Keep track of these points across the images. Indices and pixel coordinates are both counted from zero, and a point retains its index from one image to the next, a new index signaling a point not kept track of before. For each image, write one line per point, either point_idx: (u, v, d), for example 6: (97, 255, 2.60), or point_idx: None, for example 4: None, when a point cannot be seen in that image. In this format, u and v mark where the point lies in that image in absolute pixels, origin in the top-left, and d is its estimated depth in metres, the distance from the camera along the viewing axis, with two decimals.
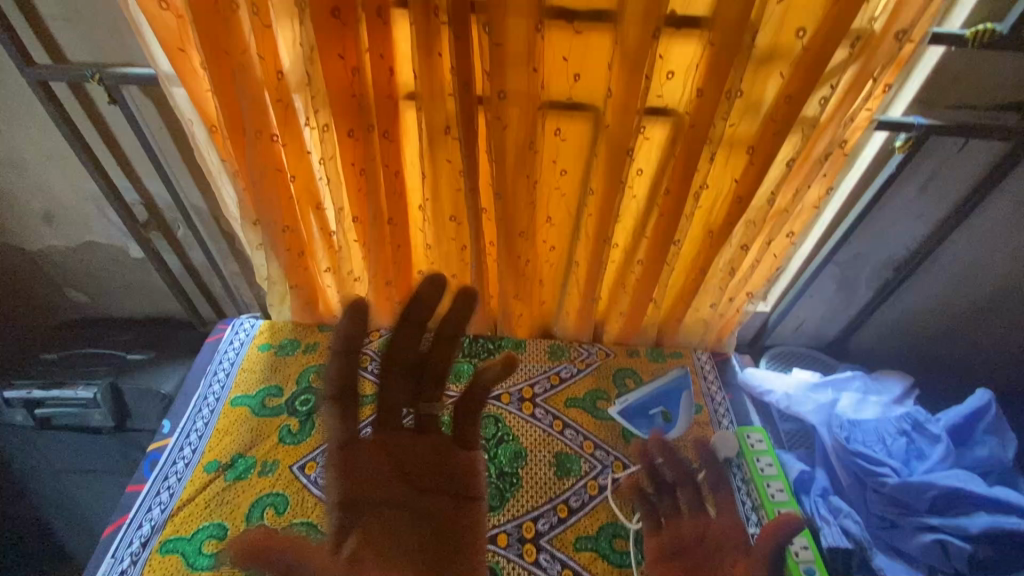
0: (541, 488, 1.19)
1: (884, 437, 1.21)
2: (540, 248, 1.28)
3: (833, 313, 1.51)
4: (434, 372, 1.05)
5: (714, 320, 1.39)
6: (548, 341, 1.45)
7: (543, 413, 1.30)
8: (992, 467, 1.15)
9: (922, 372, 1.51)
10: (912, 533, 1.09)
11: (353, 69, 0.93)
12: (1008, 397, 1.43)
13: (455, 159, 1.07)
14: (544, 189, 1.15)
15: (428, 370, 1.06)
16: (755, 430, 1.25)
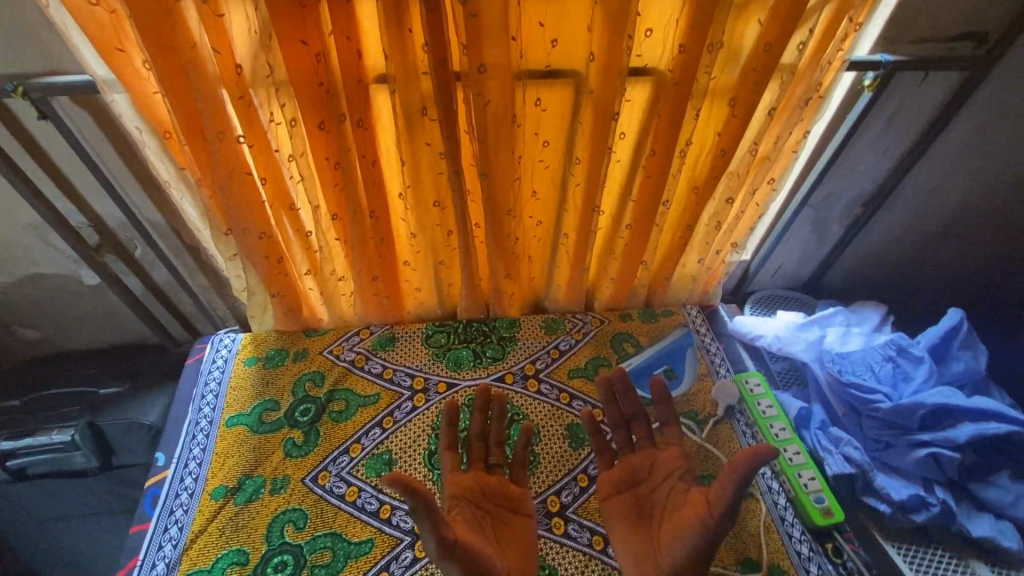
0: (558, 462, 1.20)
1: (872, 365, 1.26)
2: (526, 225, 1.25)
3: (809, 255, 1.58)
4: (495, 437, 1.14)
5: (700, 274, 1.43)
6: (542, 316, 1.46)
7: (548, 388, 1.32)
8: (967, 380, 1.21)
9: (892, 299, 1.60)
10: (907, 451, 1.14)
11: (317, 55, 0.86)
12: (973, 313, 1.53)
13: (435, 142, 1.02)
14: (528, 162, 1.11)
15: (490, 437, 1.15)
16: (752, 375, 1.32)
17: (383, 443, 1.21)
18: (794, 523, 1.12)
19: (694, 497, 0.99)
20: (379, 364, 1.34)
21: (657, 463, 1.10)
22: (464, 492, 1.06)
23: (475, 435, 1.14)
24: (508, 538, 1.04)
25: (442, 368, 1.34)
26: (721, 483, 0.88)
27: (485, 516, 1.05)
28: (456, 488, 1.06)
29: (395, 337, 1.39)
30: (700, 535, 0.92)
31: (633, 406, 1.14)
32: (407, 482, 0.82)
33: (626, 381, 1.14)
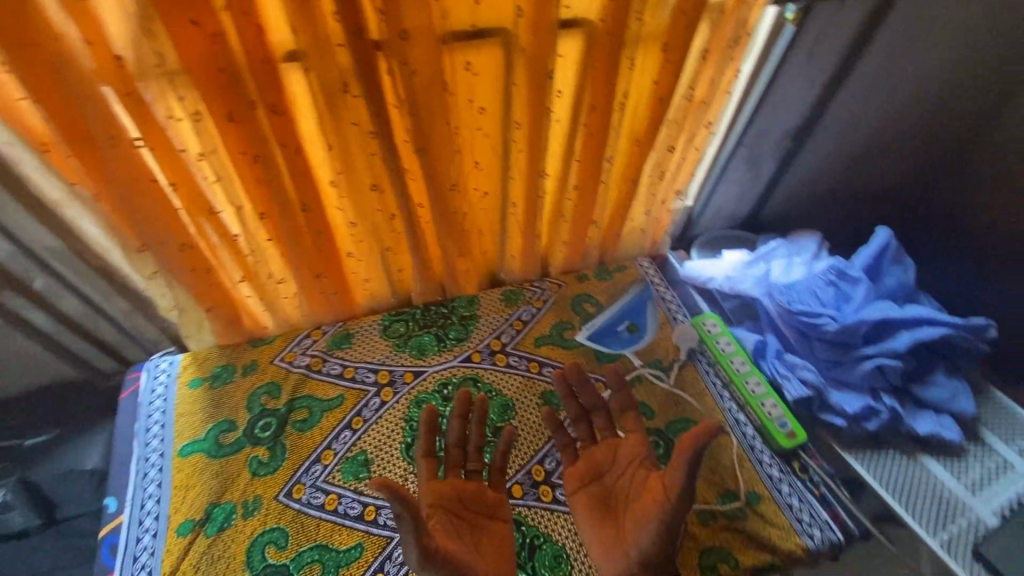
0: (537, 431, 1.20)
1: (815, 291, 1.29)
2: (473, 198, 1.20)
3: (744, 191, 1.58)
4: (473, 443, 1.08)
5: (648, 226, 1.44)
6: (501, 289, 1.44)
7: (517, 360, 1.31)
8: (900, 292, 1.29)
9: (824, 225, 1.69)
10: (854, 365, 1.21)
11: (213, 36, 0.76)
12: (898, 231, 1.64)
13: (362, 121, 0.94)
14: (465, 131, 1.05)
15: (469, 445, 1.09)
16: (708, 317, 1.37)
17: (356, 444, 1.16)
18: (763, 450, 1.19)
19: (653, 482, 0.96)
20: (338, 363, 1.27)
21: (619, 453, 1.05)
22: (442, 501, 0.99)
23: (453, 441, 1.07)
24: (488, 546, 0.98)
25: (405, 357, 1.29)
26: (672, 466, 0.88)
27: (463, 525, 0.98)
28: (432, 497, 0.99)
29: (351, 333, 1.33)
30: (661, 522, 0.89)
31: (593, 399, 1.09)
32: (393, 487, 0.79)
33: (581, 375, 1.08)
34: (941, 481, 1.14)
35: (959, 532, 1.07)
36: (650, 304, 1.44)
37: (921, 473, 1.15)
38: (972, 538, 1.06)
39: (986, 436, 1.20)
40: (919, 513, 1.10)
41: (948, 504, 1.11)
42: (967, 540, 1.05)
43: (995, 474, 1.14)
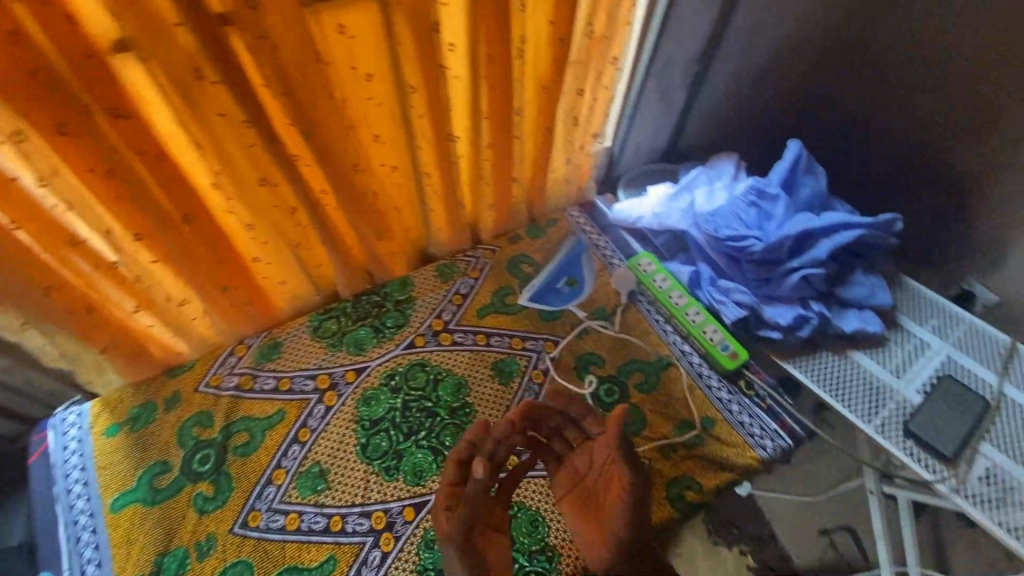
0: (494, 403, 1.18)
1: (739, 214, 1.31)
2: (381, 175, 1.10)
3: (661, 123, 1.56)
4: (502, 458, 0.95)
5: (571, 174, 1.40)
6: (433, 265, 1.37)
7: (462, 335, 1.26)
8: (816, 201, 1.33)
9: None
10: (783, 279, 1.25)
11: (8, 36, 0.62)
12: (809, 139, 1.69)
13: (229, 110, 0.80)
14: (354, 104, 0.94)
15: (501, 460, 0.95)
16: (643, 257, 1.37)
17: (308, 456, 1.10)
18: (710, 375, 1.23)
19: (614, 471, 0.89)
20: (271, 377, 1.18)
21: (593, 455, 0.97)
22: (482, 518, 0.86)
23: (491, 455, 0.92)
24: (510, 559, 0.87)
25: (344, 356, 1.21)
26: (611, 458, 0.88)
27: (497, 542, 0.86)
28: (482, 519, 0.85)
29: (279, 342, 1.23)
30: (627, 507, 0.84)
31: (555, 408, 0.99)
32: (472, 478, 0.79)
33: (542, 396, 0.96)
34: (869, 371, 1.22)
35: (889, 415, 1.16)
36: (586, 255, 1.42)
37: (851, 367, 1.23)
38: (900, 417, 1.15)
39: (903, 321, 1.29)
40: (852, 404, 1.18)
41: (877, 391, 1.19)
42: (896, 420, 1.15)
43: (913, 355, 1.24)
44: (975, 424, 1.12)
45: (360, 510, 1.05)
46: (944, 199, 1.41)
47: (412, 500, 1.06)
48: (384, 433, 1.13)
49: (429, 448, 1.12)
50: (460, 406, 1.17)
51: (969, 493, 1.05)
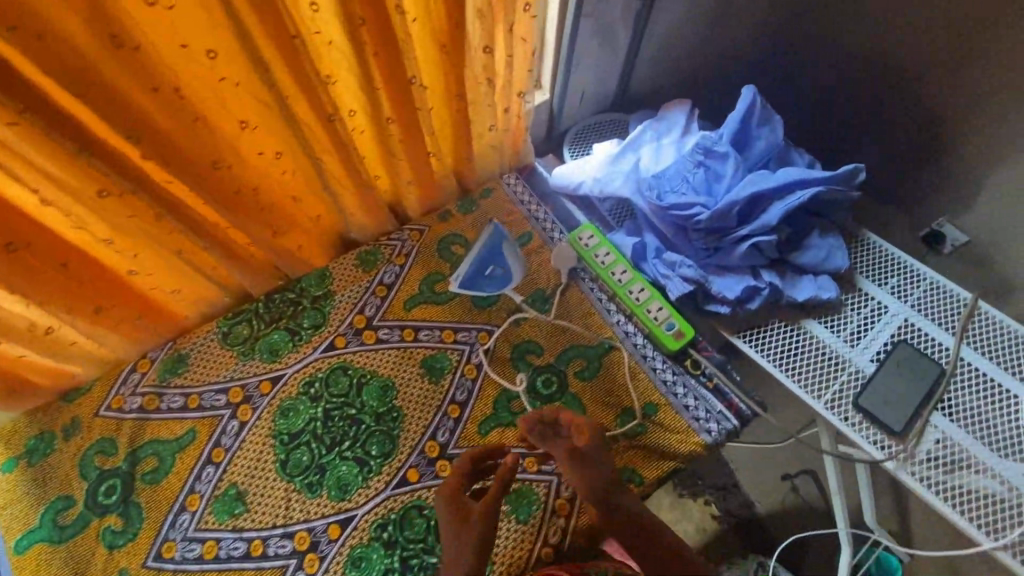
0: (423, 405, 1.09)
1: (685, 176, 1.17)
2: (262, 165, 0.94)
3: (606, 69, 1.40)
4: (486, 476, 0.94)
5: (501, 139, 1.23)
6: (353, 252, 1.24)
7: (388, 332, 1.15)
8: (772, 154, 1.19)
9: (699, 87, 1.56)
10: (732, 248, 1.14)
11: None
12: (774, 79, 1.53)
13: (20, 117, 0.64)
14: (197, 89, 0.77)
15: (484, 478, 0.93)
16: (584, 229, 1.25)
17: (223, 478, 1.03)
18: (655, 356, 1.15)
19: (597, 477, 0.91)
20: (178, 394, 1.09)
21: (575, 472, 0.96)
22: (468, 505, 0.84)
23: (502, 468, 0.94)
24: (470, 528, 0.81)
25: (257, 365, 1.11)
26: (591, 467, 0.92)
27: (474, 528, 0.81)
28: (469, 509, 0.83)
29: (185, 355, 1.12)
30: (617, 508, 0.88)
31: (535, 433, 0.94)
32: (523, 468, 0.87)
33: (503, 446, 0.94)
34: (822, 340, 1.14)
35: (840, 389, 1.09)
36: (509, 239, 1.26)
37: (803, 337, 1.15)
38: (851, 391, 1.08)
39: (861, 282, 1.20)
40: (803, 378, 1.11)
41: (830, 362, 1.12)
42: (848, 394, 1.08)
43: (870, 320, 1.16)
44: (928, 393, 1.07)
45: (282, 531, 0.99)
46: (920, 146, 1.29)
47: (338, 516, 1.00)
48: (305, 447, 1.05)
49: (354, 459, 1.04)
50: (386, 411, 1.08)
51: (916, 469, 1.01)
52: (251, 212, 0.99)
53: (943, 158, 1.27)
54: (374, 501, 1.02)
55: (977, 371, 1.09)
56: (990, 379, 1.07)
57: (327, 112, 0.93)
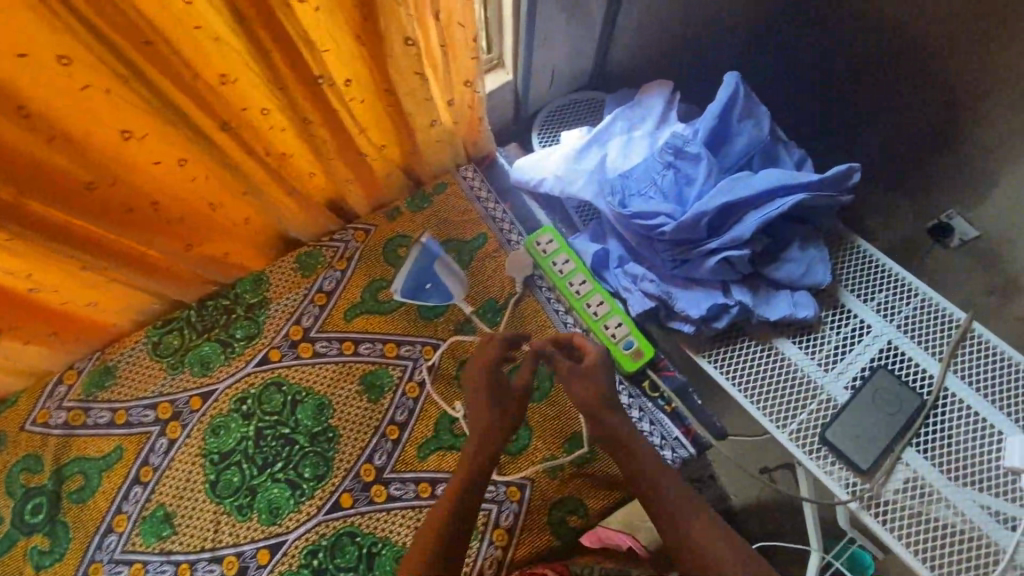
0: (361, 425, 1.04)
1: (652, 178, 1.04)
2: (159, 174, 0.84)
3: (577, 45, 1.24)
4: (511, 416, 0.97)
5: (451, 131, 1.10)
6: (293, 254, 1.15)
7: (326, 345, 1.08)
8: (753, 153, 1.06)
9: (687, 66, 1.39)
10: (700, 262, 1.02)
11: None
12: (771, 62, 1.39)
13: None
14: (48, 101, 0.66)
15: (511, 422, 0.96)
16: (542, 233, 1.14)
17: (151, 499, 0.99)
18: None
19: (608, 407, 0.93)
20: (106, 409, 1.04)
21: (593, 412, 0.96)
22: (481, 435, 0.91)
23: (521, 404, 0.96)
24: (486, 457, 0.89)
25: (187, 379, 1.06)
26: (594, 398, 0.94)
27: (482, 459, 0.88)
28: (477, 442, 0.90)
29: (113, 367, 1.07)
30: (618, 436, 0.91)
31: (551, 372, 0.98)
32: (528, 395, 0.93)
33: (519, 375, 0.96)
34: (794, 362, 1.05)
35: (807, 419, 1.00)
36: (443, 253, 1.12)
37: (773, 358, 1.06)
38: (819, 422, 1.00)
39: (844, 297, 1.09)
40: (768, 406, 1.02)
41: (800, 388, 1.03)
42: (815, 426, 1.00)
43: (849, 341, 1.06)
44: (903, 428, 0.98)
45: (210, 555, 0.96)
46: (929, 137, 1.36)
47: (268, 541, 0.97)
48: (236, 467, 1.01)
49: (286, 481, 1.00)
50: (321, 431, 1.03)
51: (880, 511, 0.94)
52: (153, 227, 0.90)
53: (942, 158, 1.35)
54: (306, 525, 0.98)
55: (961, 403, 0.99)
56: (973, 412, 0.98)
57: (218, 121, 0.82)
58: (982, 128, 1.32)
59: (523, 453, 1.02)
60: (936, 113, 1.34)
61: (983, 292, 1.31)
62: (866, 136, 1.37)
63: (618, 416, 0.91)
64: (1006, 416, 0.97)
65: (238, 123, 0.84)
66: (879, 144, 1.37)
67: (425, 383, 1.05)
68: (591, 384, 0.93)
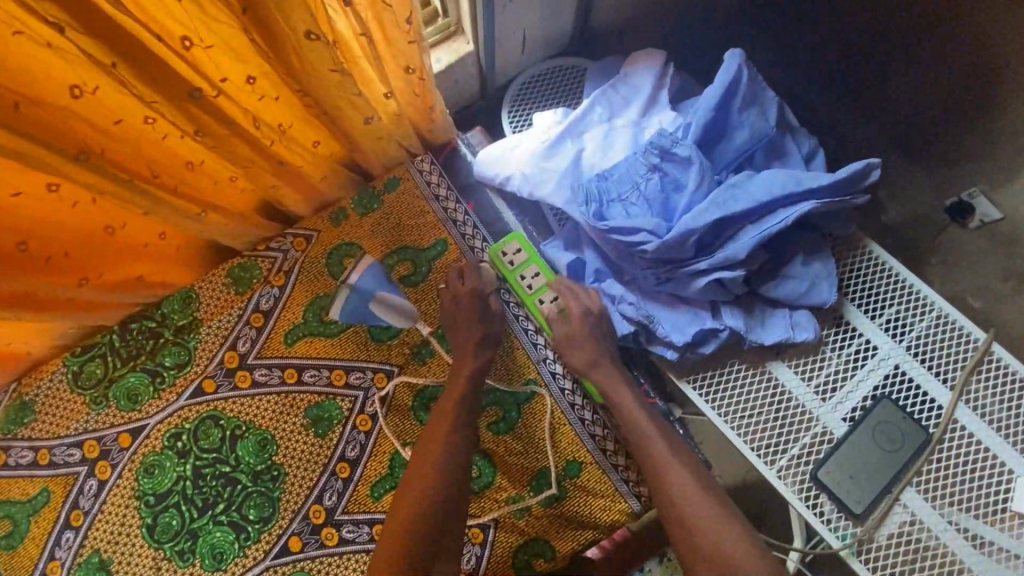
0: (308, 462, 0.94)
1: (633, 183, 0.89)
2: (25, 206, 0.68)
3: (550, 6, 1.02)
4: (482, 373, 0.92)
5: (398, 123, 0.93)
6: (223, 267, 1.00)
7: (266, 374, 0.97)
8: (753, 150, 0.90)
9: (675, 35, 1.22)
10: (688, 281, 0.89)
11: None
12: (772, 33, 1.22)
13: None
14: None
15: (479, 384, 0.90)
16: (509, 241, 1.00)
17: (85, 544, 0.92)
18: (584, 405, 0.97)
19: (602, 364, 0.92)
20: (27, 448, 0.95)
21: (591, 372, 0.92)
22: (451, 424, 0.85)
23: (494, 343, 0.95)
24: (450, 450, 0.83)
25: (113, 415, 0.95)
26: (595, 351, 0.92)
27: (448, 451, 0.82)
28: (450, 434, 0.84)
29: (31, 402, 0.96)
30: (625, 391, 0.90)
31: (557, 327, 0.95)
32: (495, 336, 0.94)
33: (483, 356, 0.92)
34: (787, 390, 0.93)
35: (798, 455, 0.91)
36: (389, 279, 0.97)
37: (763, 385, 0.94)
38: (811, 458, 0.90)
39: (850, 314, 0.95)
40: (756, 440, 0.91)
41: (792, 419, 0.92)
42: (807, 462, 0.90)
43: (851, 365, 0.94)
44: (903, 466, 0.89)
45: None
46: (950, 115, 1.18)
47: None
48: (174, 510, 0.93)
49: (230, 524, 0.92)
50: (265, 469, 0.94)
51: (870, 556, 0.87)
52: (20, 268, 0.74)
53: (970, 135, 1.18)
54: (253, 570, 0.91)
55: (969, 436, 0.89)
56: (983, 447, 0.88)
57: (72, 148, 0.64)
58: (1003, 117, 1.16)
59: (487, 492, 0.93)
60: (959, 92, 1.18)
61: (998, 277, 1.16)
62: (881, 119, 1.20)
63: (607, 381, 0.91)
64: (1018, 453, 0.87)
65: (101, 146, 0.67)
66: (894, 129, 1.20)
67: (378, 416, 0.95)
68: (579, 352, 0.92)
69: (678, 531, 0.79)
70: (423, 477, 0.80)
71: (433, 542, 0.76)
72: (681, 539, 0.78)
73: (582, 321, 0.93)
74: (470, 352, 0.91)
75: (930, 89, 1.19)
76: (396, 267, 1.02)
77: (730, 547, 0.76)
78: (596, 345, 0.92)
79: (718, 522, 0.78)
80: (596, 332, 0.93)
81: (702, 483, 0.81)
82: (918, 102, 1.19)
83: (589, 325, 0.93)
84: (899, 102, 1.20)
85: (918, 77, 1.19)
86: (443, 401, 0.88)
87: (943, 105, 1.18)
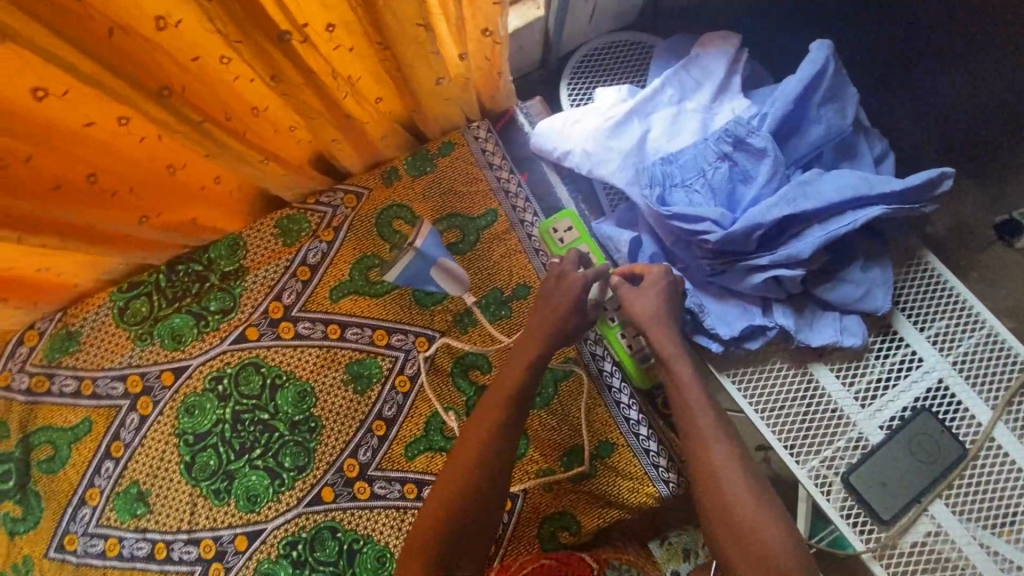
0: (345, 416, 0.96)
1: (700, 171, 0.87)
2: (98, 134, 0.68)
3: None
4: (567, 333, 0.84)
5: (464, 86, 0.90)
6: (273, 218, 0.99)
7: (309, 327, 0.97)
8: (825, 148, 0.88)
9: (743, 18, 1.17)
10: (743, 275, 0.88)
11: None
12: (843, 26, 1.17)
13: None
14: None
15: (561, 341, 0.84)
16: (560, 219, 0.99)
17: (124, 475, 0.94)
18: (621, 388, 0.98)
19: (662, 328, 0.84)
20: (71, 377, 0.96)
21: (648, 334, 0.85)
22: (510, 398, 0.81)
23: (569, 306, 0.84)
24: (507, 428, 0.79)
25: (158, 352, 0.97)
26: (659, 308, 0.85)
27: (502, 426, 0.79)
28: (506, 408, 0.80)
29: (76, 332, 0.97)
30: (681, 356, 0.83)
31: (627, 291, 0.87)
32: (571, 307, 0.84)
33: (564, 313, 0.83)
34: (827, 393, 0.93)
35: (831, 458, 0.91)
36: (440, 249, 0.93)
37: (804, 385, 0.94)
38: (843, 462, 0.91)
39: (899, 324, 0.95)
40: (792, 439, 0.92)
41: (830, 422, 0.92)
42: (840, 464, 0.91)
43: (895, 374, 0.93)
44: (934, 478, 0.89)
45: (187, 536, 0.93)
46: (1012, 129, 1.15)
47: (245, 527, 0.93)
48: (213, 450, 0.95)
49: (265, 469, 0.94)
50: (302, 419, 0.95)
51: (892, 561, 0.88)
52: (83, 200, 0.74)
53: None
54: (286, 516, 0.93)
55: (1004, 455, 0.89)
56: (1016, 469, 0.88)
57: (155, 82, 0.62)
58: None
59: (519, 464, 0.94)
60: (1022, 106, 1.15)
61: None
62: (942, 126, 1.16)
63: (666, 344, 0.84)
64: None
65: (181, 84, 0.66)
66: (956, 138, 1.16)
67: (416, 378, 0.96)
68: (642, 301, 0.85)
69: (715, 518, 0.74)
70: (462, 460, 0.77)
71: (460, 533, 0.74)
72: (716, 527, 0.74)
73: (661, 278, 0.86)
74: (543, 309, 0.85)
75: (999, 98, 1.16)
76: (444, 233, 1.01)
77: (767, 537, 0.71)
78: (663, 301, 0.85)
79: (761, 518, 0.73)
80: (669, 287, 0.86)
81: (749, 473, 0.76)
82: (981, 111, 1.16)
83: (656, 292, 0.85)
84: (963, 110, 1.16)
85: (989, 86, 1.16)
86: (496, 385, 0.83)
87: (1005, 117, 1.15)
